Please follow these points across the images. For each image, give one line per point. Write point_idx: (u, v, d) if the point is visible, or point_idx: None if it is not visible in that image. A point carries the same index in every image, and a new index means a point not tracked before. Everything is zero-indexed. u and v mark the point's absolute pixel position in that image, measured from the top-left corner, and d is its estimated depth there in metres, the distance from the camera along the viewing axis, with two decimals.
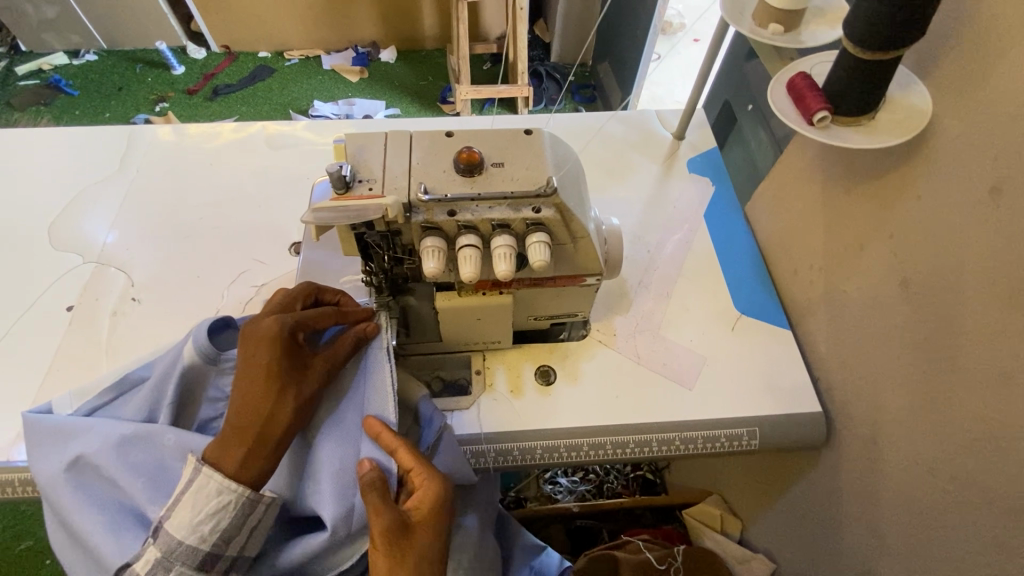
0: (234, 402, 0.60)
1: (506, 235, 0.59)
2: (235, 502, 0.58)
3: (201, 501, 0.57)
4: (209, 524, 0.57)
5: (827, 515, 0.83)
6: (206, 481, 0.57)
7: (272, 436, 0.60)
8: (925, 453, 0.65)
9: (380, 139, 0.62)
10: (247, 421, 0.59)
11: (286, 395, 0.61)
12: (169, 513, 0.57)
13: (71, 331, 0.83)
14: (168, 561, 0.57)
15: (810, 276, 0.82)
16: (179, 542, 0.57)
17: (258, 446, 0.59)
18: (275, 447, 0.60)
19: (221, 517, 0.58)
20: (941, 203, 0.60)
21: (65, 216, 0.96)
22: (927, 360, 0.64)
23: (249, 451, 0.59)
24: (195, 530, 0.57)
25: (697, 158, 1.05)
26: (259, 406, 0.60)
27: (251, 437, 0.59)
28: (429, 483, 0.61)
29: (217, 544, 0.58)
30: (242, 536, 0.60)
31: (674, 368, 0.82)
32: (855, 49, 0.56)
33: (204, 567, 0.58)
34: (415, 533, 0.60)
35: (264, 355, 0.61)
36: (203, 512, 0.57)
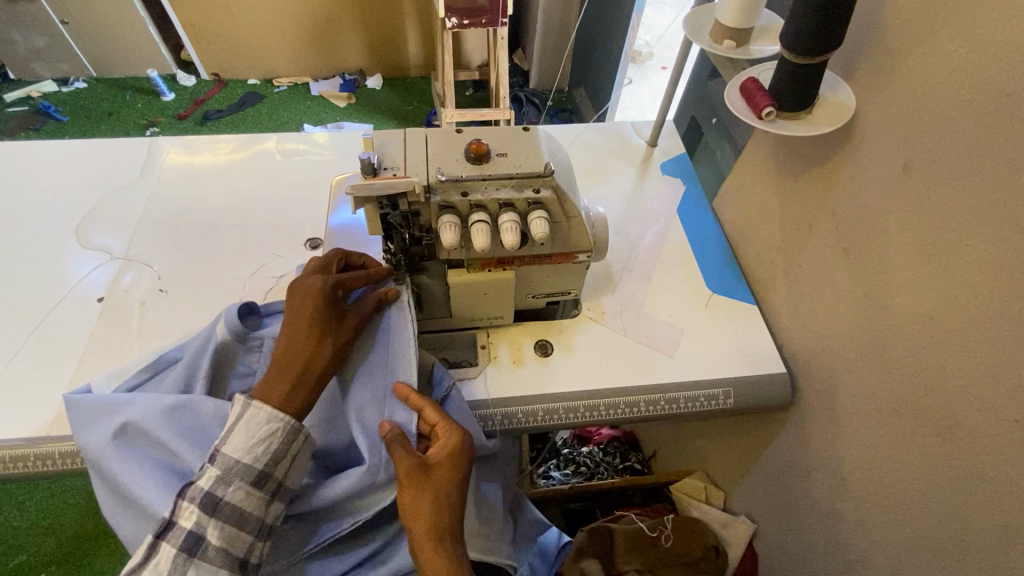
0: (282, 345, 0.70)
1: (512, 212, 0.70)
2: (283, 428, 0.66)
3: (254, 426, 0.65)
4: (262, 446, 0.65)
5: (797, 469, 0.93)
6: (258, 410, 0.65)
7: (314, 372, 0.69)
8: (873, 394, 0.76)
9: (400, 134, 0.73)
10: (291, 359, 0.69)
11: (325, 340, 0.71)
12: (226, 439, 0.64)
13: (101, 321, 0.90)
14: (227, 478, 0.63)
15: (770, 256, 0.95)
16: (236, 462, 0.64)
17: (301, 382, 0.68)
18: (316, 384, 0.69)
19: (272, 440, 0.65)
20: (869, 181, 0.73)
21: (89, 220, 1.02)
22: (868, 314, 0.75)
23: (293, 385, 0.68)
24: (250, 451, 0.64)
25: (669, 162, 1.18)
26: (303, 347, 0.70)
27: (296, 373, 0.68)
28: (449, 432, 0.70)
29: (268, 464, 0.65)
30: (287, 460, 0.67)
31: (657, 339, 0.92)
32: (791, 56, 0.69)
33: (258, 485, 0.64)
34: (435, 471, 0.67)
35: (308, 307, 0.72)
36: (257, 435, 0.65)
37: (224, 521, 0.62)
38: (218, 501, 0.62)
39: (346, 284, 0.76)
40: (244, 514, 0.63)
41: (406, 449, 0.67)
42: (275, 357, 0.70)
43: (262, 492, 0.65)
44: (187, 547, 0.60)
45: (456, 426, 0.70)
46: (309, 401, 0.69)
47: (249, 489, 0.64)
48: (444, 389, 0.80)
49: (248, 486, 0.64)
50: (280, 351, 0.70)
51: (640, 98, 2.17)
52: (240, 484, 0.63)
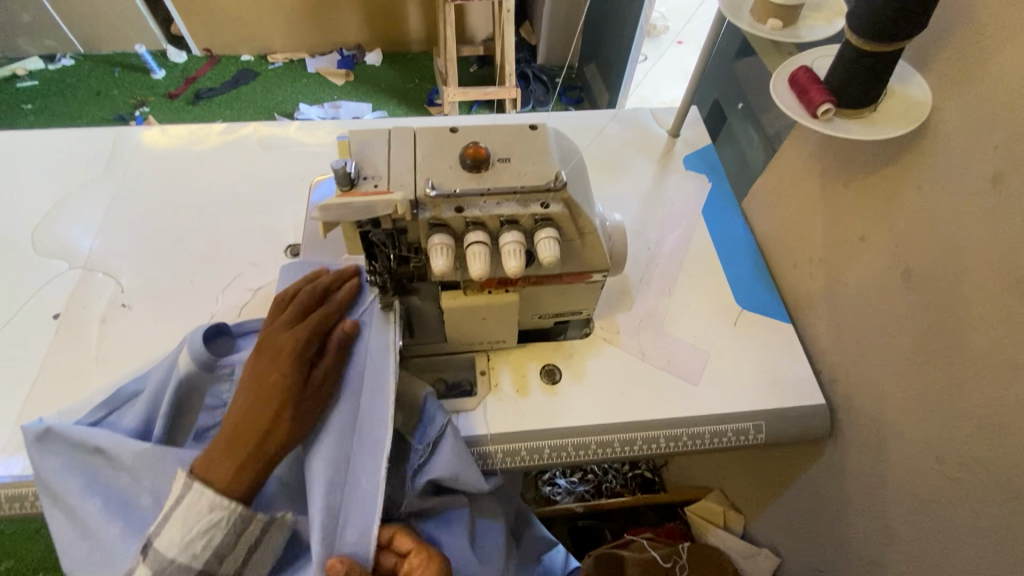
0: (233, 415, 0.61)
1: (515, 232, 0.59)
2: (226, 519, 0.57)
3: (194, 518, 0.56)
4: (201, 541, 0.57)
5: (832, 508, 0.84)
6: (198, 497, 0.57)
7: (273, 443, 0.60)
8: (931, 441, 0.66)
9: (384, 135, 0.62)
10: (242, 433, 0.59)
11: (285, 408, 0.61)
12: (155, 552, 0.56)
13: (59, 339, 0.81)
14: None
15: (810, 270, 0.83)
16: (169, 561, 0.56)
17: (252, 461, 0.59)
18: (269, 461, 0.60)
19: (214, 534, 0.57)
20: (942, 193, 0.61)
21: (48, 222, 0.92)
22: (931, 349, 0.65)
23: (241, 464, 0.58)
24: (186, 547, 0.56)
25: (693, 155, 1.06)
26: (259, 415, 0.60)
27: (245, 449, 0.58)
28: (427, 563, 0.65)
29: (210, 561, 0.58)
30: (235, 555, 0.59)
31: (679, 363, 0.82)
32: (859, 41, 0.56)
33: None
34: None
35: (271, 366, 0.63)
36: (194, 529, 0.56)
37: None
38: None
39: (315, 336, 0.66)
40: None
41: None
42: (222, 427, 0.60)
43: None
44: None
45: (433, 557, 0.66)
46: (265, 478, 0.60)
47: None
48: (436, 428, 0.70)
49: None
50: (229, 421, 0.60)
51: None
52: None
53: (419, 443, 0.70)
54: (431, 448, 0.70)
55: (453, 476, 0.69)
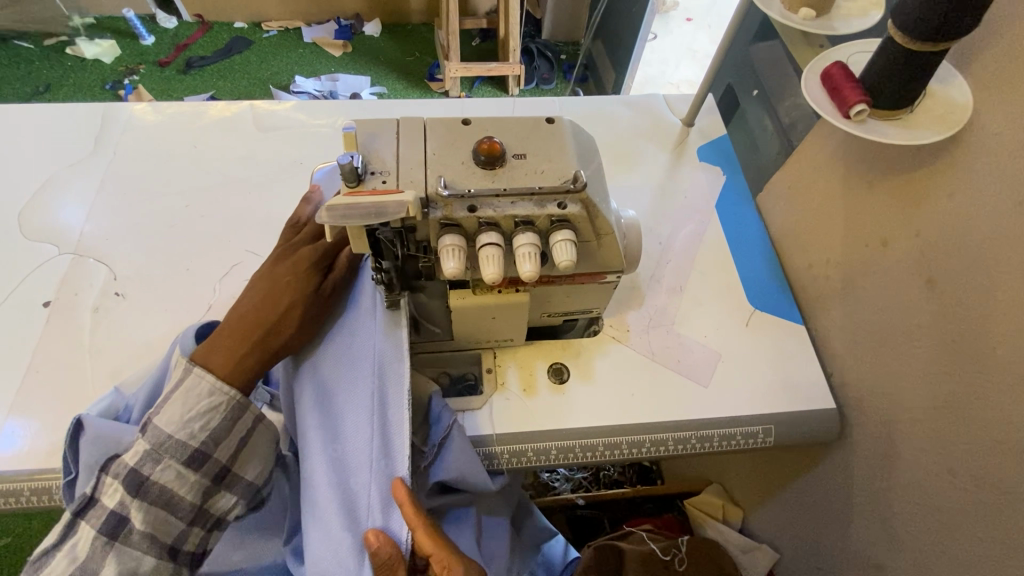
0: (244, 309, 0.67)
1: (530, 233, 0.56)
2: (225, 404, 0.62)
3: (193, 399, 0.61)
4: (199, 422, 0.60)
5: (835, 511, 0.83)
6: (198, 379, 0.61)
7: (272, 342, 0.66)
8: (945, 453, 0.65)
9: (392, 127, 0.58)
10: (251, 325, 0.66)
11: (292, 309, 0.67)
12: (151, 432, 0.59)
13: (51, 330, 0.78)
14: (157, 454, 0.59)
15: (826, 271, 0.81)
16: (168, 436, 0.59)
17: (253, 353, 0.65)
18: (270, 354, 0.66)
19: (211, 416, 0.61)
20: (975, 202, 0.59)
21: (36, 203, 0.88)
22: (951, 361, 0.63)
23: (244, 352, 0.64)
24: (185, 426, 0.60)
25: (707, 146, 1.02)
26: (266, 316, 0.66)
27: (250, 341, 0.65)
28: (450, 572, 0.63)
29: (206, 443, 0.61)
30: (230, 441, 0.62)
31: (689, 365, 0.80)
32: (903, 40, 0.53)
33: (192, 465, 0.60)
34: None
35: (285, 275, 0.69)
36: (194, 409, 0.60)
37: (149, 503, 0.59)
38: (143, 481, 0.58)
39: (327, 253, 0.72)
40: (174, 497, 0.60)
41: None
42: (226, 323, 0.66)
43: (197, 476, 0.61)
44: (110, 527, 0.58)
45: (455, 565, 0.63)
46: (257, 374, 0.65)
47: (182, 468, 0.60)
48: (442, 430, 0.68)
49: (179, 466, 0.59)
50: (234, 320, 0.66)
51: (664, 56, 1.94)
52: (170, 465, 0.59)
53: (426, 444, 0.69)
54: (437, 450, 0.68)
55: (460, 477, 0.68)
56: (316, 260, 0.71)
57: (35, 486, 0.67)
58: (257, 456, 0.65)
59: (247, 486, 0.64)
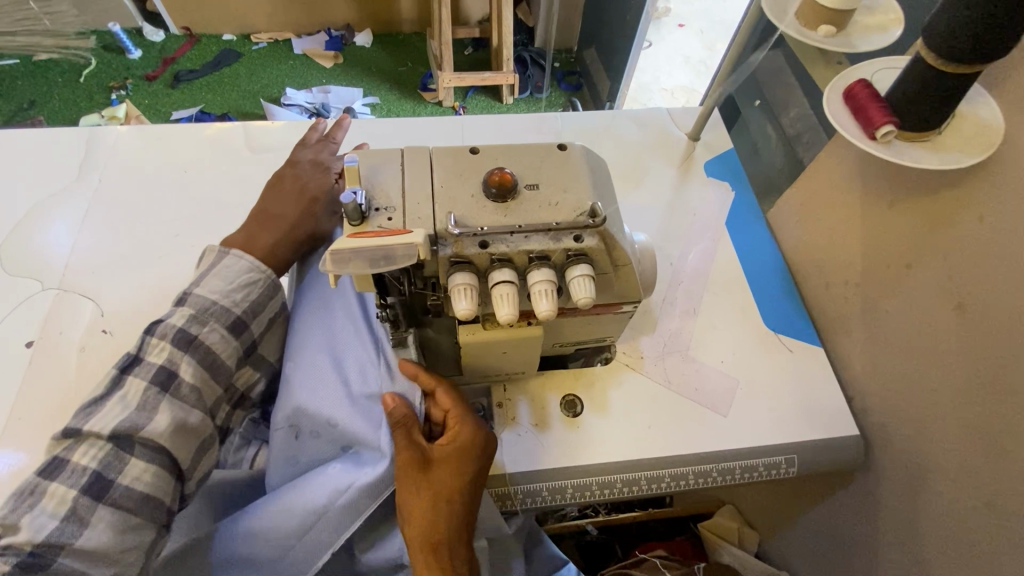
0: (267, 208, 0.75)
1: (546, 269, 0.52)
2: (262, 282, 0.66)
3: (230, 274, 0.64)
4: (240, 293, 0.64)
5: (860, 538, 0.80)
6: (237, 258, 0.65)
7: (296, 235, 0.73)
8: (981, 486, 0.62)
9: (397, 158, 0.55)
10: (277, 221, 0.73)
11: (312, 207, 0.76)
12: (195, 299, 0.61)
13: (35, 372, 0.74)
14: (203, 317, 0.61)
15: (844, 292, 0.79)
16: (212, 302, 0.62)
17: (280, 243, 0.72)
18: (295, 246, 0.73)
19: (251, 289, 0.65)
20: (1007, 226, 0.57)
21: (16, 237, 0.84)
22: (985, 391, 0.61)
23: (274, 242, 0.71)
24: (228, 296, 0.63)
25: (714, 161, 0.99)
26: (288, 213, 0.74)
27: (279, 231, 0.72)
28: (463, 425, 0.61)
29: (246, 313, 0.64)
30: (264, 316, 0.67)
31: (707, 392, 0.77)
32: (936, 62, 0.51)
33: (234, 331, 0.63)
34: (436, 472, 0.58)
35: (301, 182, 0.78)
36: (235, 282, 0.64)
37: (197, 360, 0.60)
38: (193, 339, 0.60)
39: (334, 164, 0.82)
40: (217, 360, 0.61)
41: (407, 441, 0.58)
42: (250, 222, 0.73)
43: (238, 340, 0.63)
44: (160, 380, 0.57)
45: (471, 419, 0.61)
46: (286, 261, 0.72)
47: (225, 333, 0.62)
48: None
49: (223, 330, 0.62)
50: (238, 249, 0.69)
51: (659, 63, 1.91)
52: (217, 328, 0.61)
53: None
54: None
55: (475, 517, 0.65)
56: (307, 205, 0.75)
57: None
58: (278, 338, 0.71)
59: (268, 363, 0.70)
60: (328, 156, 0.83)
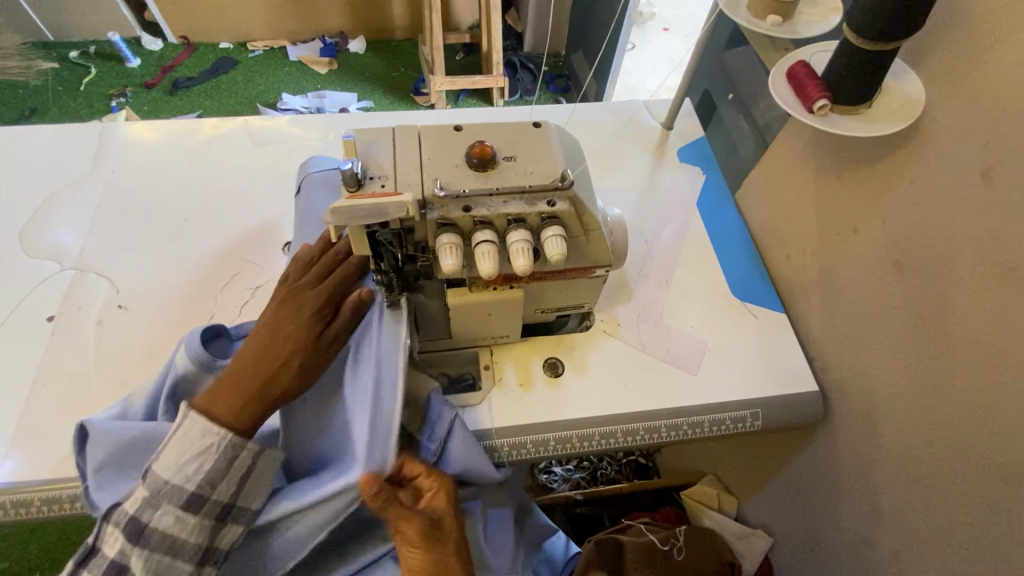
0: (250, 352, 0.67)
1: (522, 230, 0.59)
2: (218, 445, 0.62)
3: (185, 445, 0.61)
4: (194, 464, 0.61)
5: (824, 490, 0.87)
6: (194, 422, 0.62)
7: (273, 395, 0.65)
8: (922, 425, 0.69)
9: (390, 134, 0.62)
10: (258, 364, 0.65)
11: (296, 352, 0.67)
12: (184, 424, 0.62)
13: (55, 344, 0.79)
14: (156, 499, 0.60)
15: (803, 260, 0.86)
16: (165, 482, 0.60)
17: (258, 401, 0.64)
18: (275, 394, 0.65)
19: (206, 458, 0.61)
20: (933, 187, 0.64)
21: (35, 223, 0.90)
22: (921, 338, 0.67)
23: (251, 398, 0.64)
24: (181, 470, 0.60)
25: (686, 148, 1.07)
26: (271, 354, 0.66)
27: (256, 386, 0.64)
28: (437, 493, 0.67)
29: (203, 486, 0.61)
30: (228, 482, 0.62)
31: (678, 354, 0.84)
32: (858, 41, 0.58)
33: (190, 506, 0.60)
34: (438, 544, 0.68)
35: (286, 319, 0.68)
36: (189, 452, 0.61)
37: (153, 547, 0.59)
38: (143, 527, 0.59)
39: (317, 317, 0.69)
40: (177, 540, 0.60)
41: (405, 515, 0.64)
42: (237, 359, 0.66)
43: (223, 436, 0.62)
44: (130, 532, 0.59)
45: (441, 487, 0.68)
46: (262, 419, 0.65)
47: (180, 512, 0.60)
48: (444, 424, 0.71)
49: (178, 508, 0.60)
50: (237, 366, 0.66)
51: (643, 65, 2.00)
52: (201, 424, 0.62)
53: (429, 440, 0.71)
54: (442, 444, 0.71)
55: (465, 470, 0.71)
56: (319, 307, 0.70)
57: (45, 495, 0.69)
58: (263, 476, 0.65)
59: (252, 514, 0.65)
60: (309, 296, 0.70)
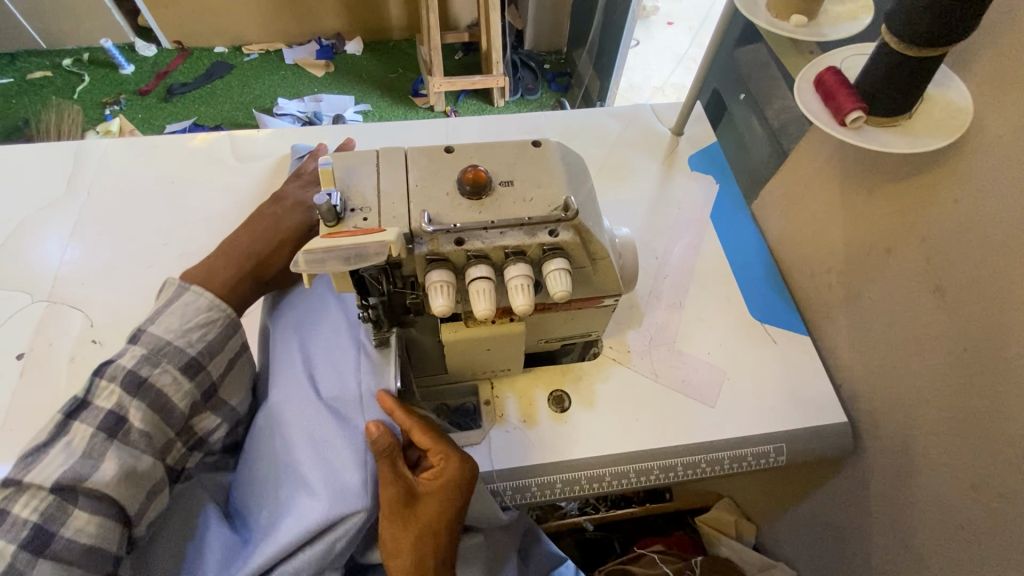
0: (239, 247, 0.74)
1: (522, 264, 0.53)
2: (223, 320, 0.62)
3: (190, 312, 0.61)
4: (197, 332, 0.60)
5: (854, 526, 0.80)
6: (197, 296, 0.61)
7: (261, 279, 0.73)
8: (967, 468, 0.62)
9: (372, 158, 0.56)
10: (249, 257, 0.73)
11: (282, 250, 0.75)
12: (185, 295, 0.61)
13: (25, 385, 0.74)
14: (155, 358, 0.57)
15: (828, 279, 0.79)
16: (167, 342, 0.58)
17: (245, 282, 0.70)
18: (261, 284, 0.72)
19: (210, 328, 0.61)
20: (981, 207, 0.57)
21: (5, 250, 0.85)
22: (968, 373, 0.60)
23: (237, 281, 0.70)
24: (183, 335, 0.59)
25: (698, 155, 1.00)
26: (260, 251, 0.74)
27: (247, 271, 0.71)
28: (447, 461, 0.58)
29: (203, 354, 0.60)
30: (223, 359, 0.62)
31: (694, 384, 0.77)
32: (899, 46, 0.52)
33: (189, 373, 0.59)
34: (421, 510, 0.57)
35: (275, 226, 0.77)
36: (193, 321, 0.60)
37: (147, 404, 0.55)
38: (143, 381, 0.56)
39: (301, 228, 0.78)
40: (169, 404, 0.57)
41: (391, 472, 0.56)
42: (223, 252, 0.73)
43: (230, 312, 0.63)
44: (128, 383, 0.55)
45: (453, 453, 0.58)
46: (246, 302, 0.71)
47: (178, 375, 0.58)
48: None
49: (177, 371, 0.58)
50: (212, 266, 0.71)
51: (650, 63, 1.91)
52: (206, 298, 0.62)
53: None
54: None
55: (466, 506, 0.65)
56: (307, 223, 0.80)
57: None
58: (242, 382, 0.65)
59: (232, 411, 0.64)
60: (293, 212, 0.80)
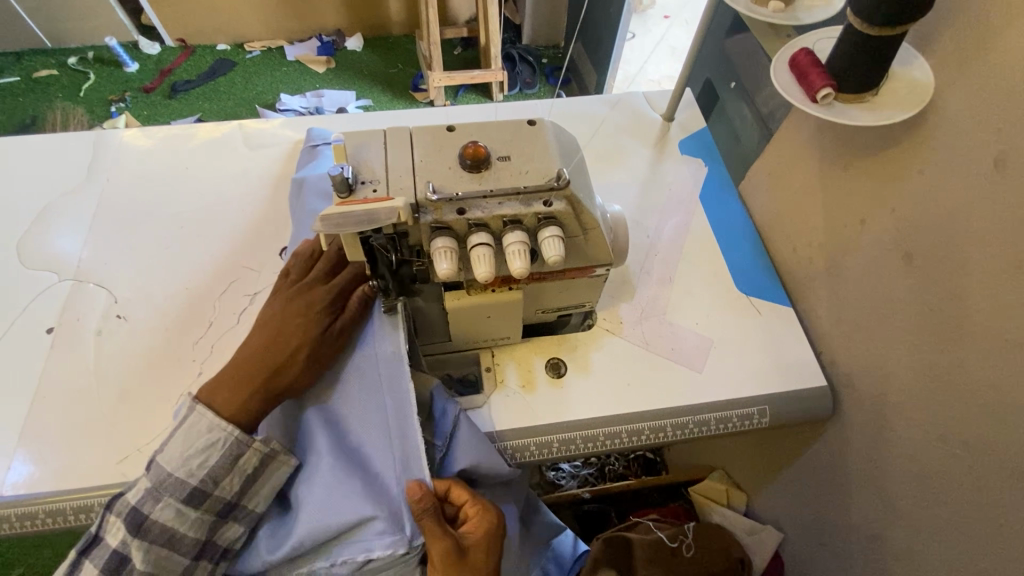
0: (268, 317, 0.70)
1: (519, 232, 0.58)
2: (224, 440, 0.62)
3: (194, 436, 0.61)
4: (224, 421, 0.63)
5: (835, 486, 0.85)
6: (201, 416, 0.62)
7: (275, 383, 0.66)
8: (934, 421, 0.67)
9: (380, 136, 0.61)
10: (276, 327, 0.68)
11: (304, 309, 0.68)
12: (192, 417, 0.62)
13: (55, 357, 0.79)
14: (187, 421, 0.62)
15: (809, 253, 0.84)
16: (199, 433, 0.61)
17: (255, 396, 0.65)
18: (273, 391, 0.66)
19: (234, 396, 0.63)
20: (943, 177, 0.62)
21: (31, 234, 0.90)
22: (933, 332, 0.65)
23: (246, 394, 0.64)
24: (197, 454, 0.61)
25: (688, 140, 1.04)
26: (278, 340, 0.67)
27: (260, 350, 0.66)
28: (484, 514, 0.64)
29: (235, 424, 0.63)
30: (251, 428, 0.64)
31: (683, 351, 0.82)
32: (863, 27, 0.56)
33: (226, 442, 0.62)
34: (469, 560, 0.61)
35: (293, 314, 0.69)
36: (195, 447, 0.61)
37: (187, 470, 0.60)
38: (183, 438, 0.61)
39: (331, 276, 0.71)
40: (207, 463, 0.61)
41: (440, 532, 0.59)
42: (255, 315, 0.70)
43: (230, 431, 0.62)
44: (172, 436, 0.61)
45: (488, 506, 0.64)
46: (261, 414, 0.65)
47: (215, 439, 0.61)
48: (450, 420, 0.70)
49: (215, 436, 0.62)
50: (225, 367, 0.67)
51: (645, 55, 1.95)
52: (209, 417, 0.62)
53: (437, 436, 0.70)
54: (448, 439, 0.70)
55: (474, 466, 0.69)
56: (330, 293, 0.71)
57: (50, 507, 0.69)
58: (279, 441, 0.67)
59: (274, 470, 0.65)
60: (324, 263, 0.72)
